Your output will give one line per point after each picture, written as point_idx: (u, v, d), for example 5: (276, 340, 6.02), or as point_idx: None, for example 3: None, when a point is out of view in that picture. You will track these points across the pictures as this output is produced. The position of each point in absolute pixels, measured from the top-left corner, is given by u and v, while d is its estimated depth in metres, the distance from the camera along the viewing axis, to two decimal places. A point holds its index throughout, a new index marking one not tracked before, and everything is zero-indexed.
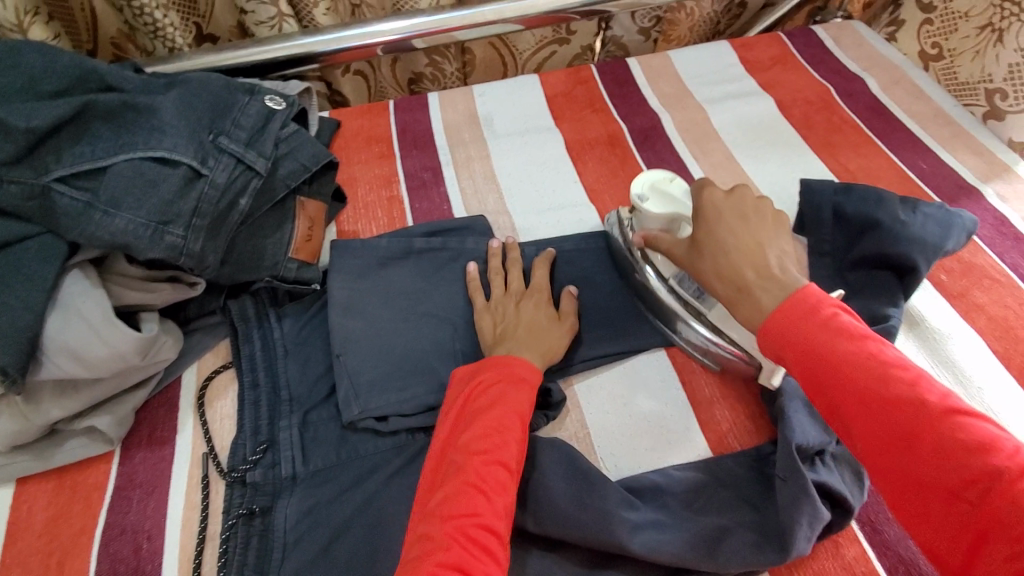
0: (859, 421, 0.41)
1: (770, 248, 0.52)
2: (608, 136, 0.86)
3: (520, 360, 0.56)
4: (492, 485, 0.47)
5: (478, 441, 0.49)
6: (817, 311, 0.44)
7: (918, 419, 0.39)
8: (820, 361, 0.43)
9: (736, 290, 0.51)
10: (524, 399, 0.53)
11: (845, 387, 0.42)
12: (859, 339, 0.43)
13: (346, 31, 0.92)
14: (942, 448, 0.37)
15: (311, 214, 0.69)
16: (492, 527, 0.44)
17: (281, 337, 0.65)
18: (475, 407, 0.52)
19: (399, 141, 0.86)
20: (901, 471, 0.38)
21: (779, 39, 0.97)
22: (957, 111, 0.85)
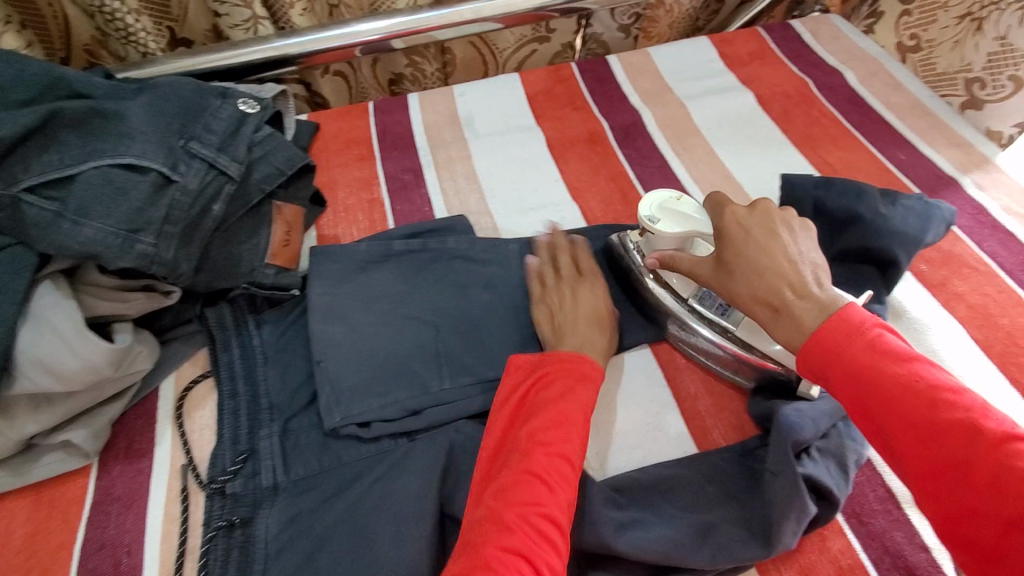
0: (906, 444, 0.40)
1: (805, 265, 0.49)
2: (589, 134, 0.86)
3: (585, 358, 0.56)
4: (555, 475, 0.47)
5: (542, 433, 0.49)
6: (864, 331, 0.44)
7: (969, 445, 0.38)
8: (867, 384, 0.42)
9: (772, 309, 0.48)
10: (588, 395, 0.53)
11: (892, 410, 0.41)
12: (908, 362, 0.42)
13: (323, 33, 0.91)
14: (994, 475, 0.36)
15: (288, 219, 0.68)
16: (556, 518, 0.44)
17: (261, 345, 0.64)
18: (541, 400, 0.53)
19: (379, 143, 0.85)
20: (950, 497, 0.38)
21: (757, 34, 0.97)
22: (935, 102, 0.85)
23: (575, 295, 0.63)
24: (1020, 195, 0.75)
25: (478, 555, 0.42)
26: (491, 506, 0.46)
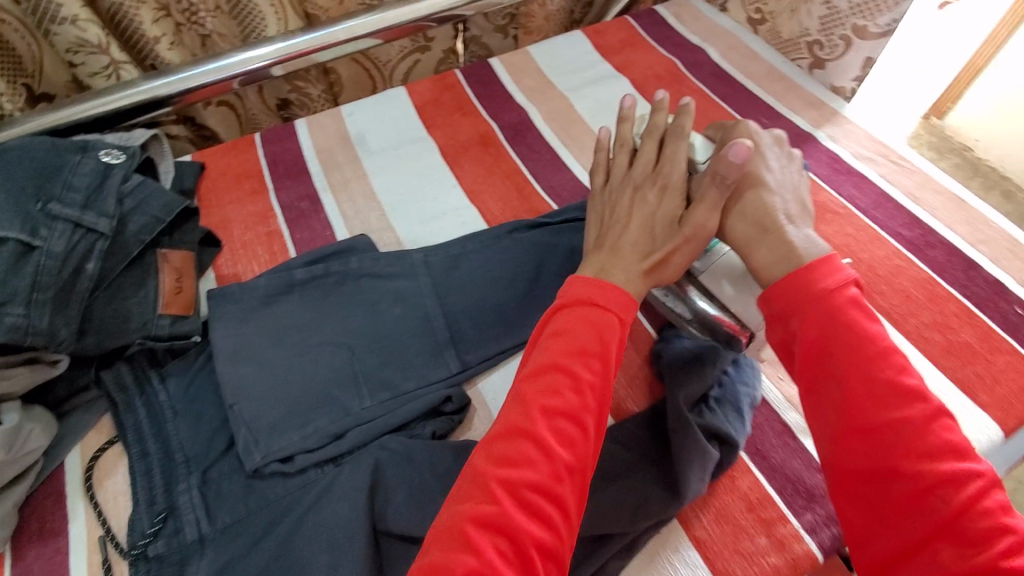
0: (854, 397, 0.42)
1: (791, 197, 0.55)
2: (480, 137, 0.88)
3: (615, 290, 0.51)
4: (557, 439, 0.44)
5: (547, 388, 0.46)
6: (839, 287, 0.46)
7: (913, 412, 0.41)
8: (833, 333, 0.44)
9: (757, 230, 0.53)
10: (606, 341, 0.49)
11: (851, 363, 0.43)
12: (877, 328, 0.44)
13: (195, 69, 0.88)
14: (925, 444, 0.39)
15: (177, 265, 0.67)
16: (548, 489, 0.42)
17: (168, 399, 0.62)
18: (552, 343, 0.49)
19: (270, 174, 0.84)
20: (882, 452, 0.40)
21: (626, 23, 1.03)
22: (787, 67, 0.93)
23: (632, 204, 0.58)
24: (866, 140, 0.83)
25: (455, 524, 0.41)
26: (476, 469, 0.44)
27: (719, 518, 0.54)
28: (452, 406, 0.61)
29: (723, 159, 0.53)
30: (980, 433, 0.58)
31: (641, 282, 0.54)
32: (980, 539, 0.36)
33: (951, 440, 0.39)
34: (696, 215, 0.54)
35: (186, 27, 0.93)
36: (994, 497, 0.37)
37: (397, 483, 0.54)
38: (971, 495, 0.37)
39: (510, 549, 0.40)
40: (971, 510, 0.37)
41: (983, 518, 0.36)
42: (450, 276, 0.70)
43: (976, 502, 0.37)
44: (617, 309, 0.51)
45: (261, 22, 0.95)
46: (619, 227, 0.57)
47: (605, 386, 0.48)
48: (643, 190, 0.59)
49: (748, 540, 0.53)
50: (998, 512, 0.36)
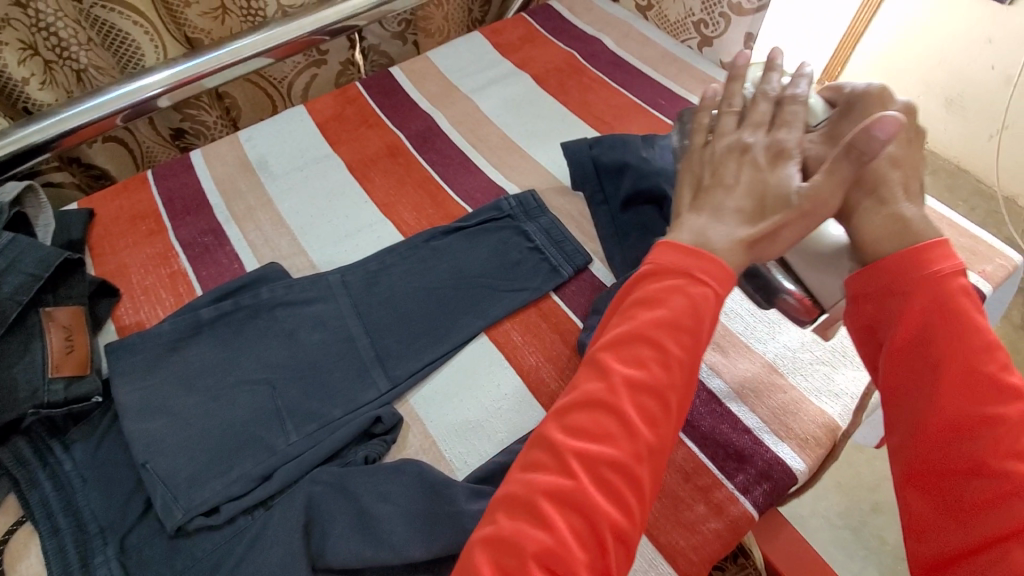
0: (950, 383, 0.41)
1: (914, 176, 0.52)
2: (387, 148, 0.86)
3: (711, 258, 0.46)
4: (642, 417, 0.42)
5: (634, 359, 0.43)
6: (948, 276, 0.45)
7: (1009, 410, 0.40)
8: (935, 320, 0.43)
9: (875, 204, 0.50)
10: (701, 312, 0.44)
11: (947, 349, 0.42)
12: (984, 325, 0.43)
13: (72, 108, 0.81)
14: (1017, 445, 0.38)
15: (66, 323, 0.62)
16: (629, 470, 0.40)
17: (75, 467, 0.57)
18: (641, 310, 0.45)
19: (167, 211, 0.79)
20: (964, 441, 0.40)
21: (522, 20, 1.03)
22: (678, 49, 0.97)
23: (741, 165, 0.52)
24: None
25: (527, 495, 0.40)
26: (551, 440, 0.42)
27: (658, 494, 0.55)
28: (384, 426, 0.59)
29: (864, 131, 0.46)
30: None
31: (748, 251, 0.49)
32: None
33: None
34: (818, 187, 0.48)
35: (58, 64, 0.85)
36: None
37: (334, 516, 0.52)
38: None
39: (581, 527, 0.39)
40: None
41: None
42: (370, 293, 0.68)
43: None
44: (711, 274, 0.46)
45: (138, 52, 0.90)
46: (724, 189, 0.51)
47: (693, 363, 0.44)
48: (752, 151, 0.53)
49: (687, 510, 0.54)
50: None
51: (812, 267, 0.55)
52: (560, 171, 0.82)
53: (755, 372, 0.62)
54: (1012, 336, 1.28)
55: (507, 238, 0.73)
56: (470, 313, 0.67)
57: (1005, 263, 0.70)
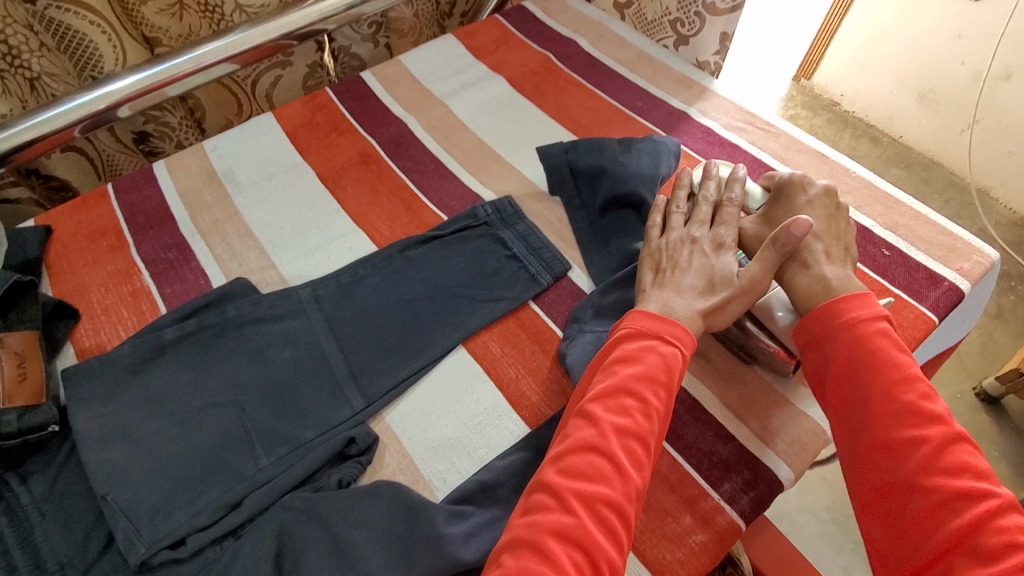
0: (877, 414, 0.47)
1: (838, 242, 0.59)
2: (360, 155, 0.84)
3: (677, 324, 0.54)
4: (628, 459, 0.47)
5: (618, 410, 0.49)
6: (866, 320, 0.51)
7: (930, 432, 0.45)
8: (858, 358, 0.50)
9: (801, 265, 0.57)
10: (671, 369, 0.51)
11: (872, 385, 0.48)
12: (905, 358, 0.49)
13: (24, 121, 0.77)
14: (941, 463, 0.44)
15: (18, 349, 0.59)
16: (621, 507, 0.45)
17: (31, 500, 0.54)
18: (620, 369, 0.51)
19: (129, 226, 0.76)
20: (897, 465, 0.45)
21: (496, 22, 1.02)
22: (654, 49, 0.96)
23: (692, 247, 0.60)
24: (734, 111, 0.87)
25: (531, 534, 0.43)
26: (546, 481, 0.46)
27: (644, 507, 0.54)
28: (359, 446, 0.57)
29: (784, 230, 0.55)
30: None
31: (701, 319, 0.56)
32: (993, 552, 0.39)
33: (967, 463, 0.43)
34: (754, 272, 0.56)
35: (10, 73, 0.82)
36: (1009, 518, 0.40)
37: (308, 544, 0.50)
38: (983, 512, 0.41)
39: (583, 561, 0.42)
40: (985, 526, 0.40)
41: (995, 534, 0.40)
42: (344, 307, 0.66)
43: (988, 518, 0.40)
44: (676, 338, 0.53)
45: (95, 57, 0.86)
46: (677, 272, 0.58)
47: (668, 413, 0.50)
48: (699, 242, 0.60)
49: (673, 523, 0.53)
50: (1013, 531, 0.40)
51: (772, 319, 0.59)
52: (538, 175, 0.80)
53: (736, 380, 0.61)
54: (990, 328, 1.30)
55: (483, 246, 0.71)
56: (444, 322, 0.65)
57: (983, 259, 0.70)
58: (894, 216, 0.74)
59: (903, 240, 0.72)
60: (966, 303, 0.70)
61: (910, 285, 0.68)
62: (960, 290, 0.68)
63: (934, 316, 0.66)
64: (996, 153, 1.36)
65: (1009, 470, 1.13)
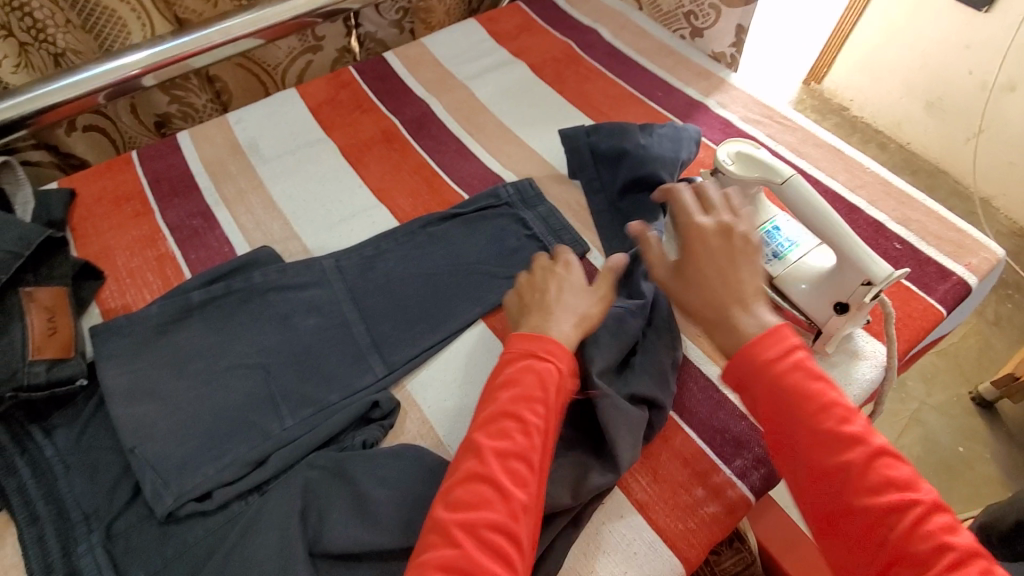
0: (804, 444, 0.45)
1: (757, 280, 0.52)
2: (383, 133, 0.85)
3: (549, 339, 0.52)
4: (511, 480, 0.45)
5: (498, 434, 0.47)
6: (775, 350, 0.47)
7: (856, 453, 0.43)
8: (775, 389, 0.46)
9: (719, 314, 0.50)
10: (548, 384, 0.50)
11: (796, 416, 0.46)
12: (819, 379, 0.46)
13: (48, 85, 0.77)
14: (868, 482, 0.43)
15: (47, 304, 0.60)
16: (506, 529, 0.43)
17: (56, 453, 0.55)
18: (500, 392, 0.50)
19: (154, 193, 0.77)
20: (834, 493, 0.44)
21: (519, 8, 1.03)
22: (673, 41, 0.97)
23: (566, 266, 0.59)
24: (752, 104, 0.88)
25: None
26: (433, 522, 0.45)
27: (657, 478, 0.55)
28: (383, 410, 0.58)
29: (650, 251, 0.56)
30: (875, 357, 0.63)
31: (577, 332, 0.54)
32: (925, 564, 0.40)
33: (892, 475, 0.43)
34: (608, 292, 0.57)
35: (34, 46, 0.82)
36: (934, 519, 0.41)
37: (331, 501, 0.51)
38: (912, 523, 0.41)
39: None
40: (916, 540, 0.40)
41: (924, 541, 0.40)
42: (365, 278, 0.67)
43: (918, 528, 0.40)
44: (553, 353, 0.52)
45: (123, 31, 0.86)
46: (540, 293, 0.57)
47: (552, 427, 0.49)
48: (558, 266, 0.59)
49: (686, 494, 0.54)
50: (939, 534, 0.40)
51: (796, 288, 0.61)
52: (557, 159, 0.81)
53: None
54: (986, 333, 1.33)
55: (504, 226, 0.72)
56: (462, 297, 0.67)
57: (990, 256, 0.72)
58: (906, 211, 0.76)
59: (914, 234, 0.73)
60: (972, 298, 0.72)
61: (920, 278, 0.70)
62: (968, 284, 0.69)
63: (942, 308, 0.67)
64: (998, 163, 1.38)
65: (1000, 473, 1.15)
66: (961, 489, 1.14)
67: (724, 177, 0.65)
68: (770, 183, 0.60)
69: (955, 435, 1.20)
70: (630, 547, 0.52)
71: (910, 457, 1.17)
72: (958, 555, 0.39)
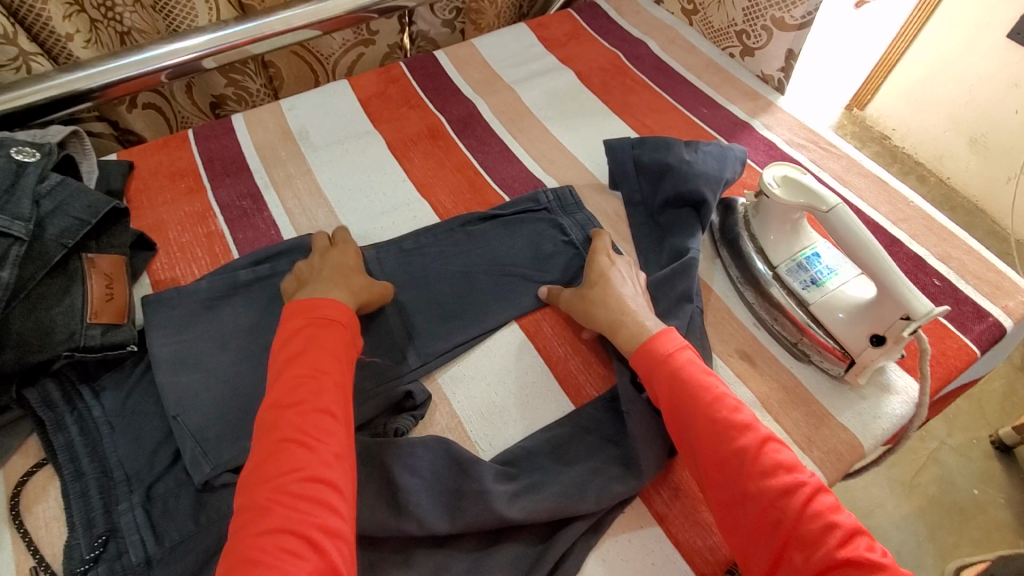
0: (703, 435, 0.51)
1: (637, 292, 0.63)
2: (428, 130, 0.87)
3: (332, 304, 0.56)
4: (315, 434, 0.48)
5: (297, 395, 0.49)
6: (675, 352, 0.55)
7: (748, 441, 0.49)
8: (678, 386, 0.53)
9: (615, 319, 0.60)
10: (338, 344, 0.54)
11: (695, 409, 0.51)
12: (711, 378, 0.54)
13: (118, 61, 0.79)
14: (761, 466, 0.48)
15: (107, 271, 0.63)
16: (321, 480, 0.46)
17: (103, 414, 0.58)
18: (293, 358, 0.52)
19: (207, 171, 0.79)
20: (733, 479, 0.48)
21: (569, 16, 1.04)
22: (721, 59, 0.97)
23: (342, 249, 0.65)
24: (798, 128, 0.88)
25: (245, 550, 0.42)
26: (249, 496, 0.45)
27: (678, 493, 0.56)
28: (416, 401, 0.60)
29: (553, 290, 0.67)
30: (906, 392, 0.63)
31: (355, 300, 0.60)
32: (817, 537, 0.44)
33: (780, 460, 0.48)
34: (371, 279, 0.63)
35: (103, 24, 0.86)
36: (820, 499, 0.46)
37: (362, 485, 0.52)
38: (802, 502, 0.45)
39: (298, 545, 0.42)
40: (806, 516, 0.45)
41: (815, 518, 0.45)
42: (404, 271, 0.69)
43: (807, 508, 0.45)
44: (336, 315, 0.56)
45: (191, 13, 0.88)
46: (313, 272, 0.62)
47: (344, 378, 0.52)
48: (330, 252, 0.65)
49: (706, 511, 0.55)
50: (825, 513, 0.45)
51: (832, 317, 0.62)
52: (599, 169, 0.82)
53: (777, 385, 0.63)
54: (1012, 377, 1.30)
55: (541, 231, 0.73)
56: (488, 294, 0.68)
57: None
58: (947, 248, 0.75)
59: (953, 272, 0.73)
60: (1006, 342, 0.71)
61: (956, 317, 0.69)
62: (1003, 327, 0.68)
63: (976, 348, 0.67)
64: None
65: (1016, 521, 1.12)
66: (972, 532, 1.11)
67: (769, 199, 0.65)
68: (815, 210, 0.60)
69: (971, 477, 1.17)
70: (648, 557, 0.53)
71: (923, 496, 1.15)
72: (843, 531, 0.44)
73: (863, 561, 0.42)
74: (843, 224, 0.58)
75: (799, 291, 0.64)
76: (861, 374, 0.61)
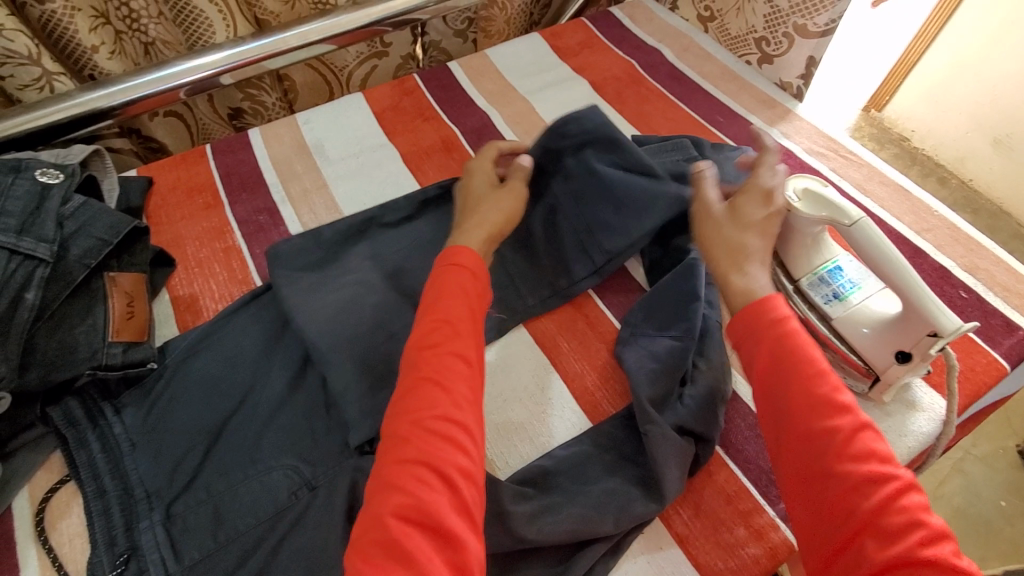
0: (796, 407, 0.46)
1: (767, 241, 0.57)
2: (442, 142, 0.87)
3: (466, 250, 0.54)
4: (448, 375, 0.46)
5: (432, 339, 0.48)
6: (787, 316, 0.49)
7: (844, 423, 0.44)
8: (779, 350, 0.48)
9: (731, 265, 0.54)
10: (470, 290, 0.51)
11: (793, 378, 0.47)
12: (816, 348, 0.48)
13: (141, 78, 0.81)
14: (853, 451, 0.43)
15: (128, 289, 0.64)
16: (454, 420, 0.44)
17: (124, 431, 0.58)
18: (433, 301, 0.51)
19: (224, 186, 0.80)
20: (817, 455, 0.44)
21: (583, 25, 1.03)
22: (737, 65, 0.96)
23: (480, 173, 0.67)
24: (816, 136, 0.86)
25: (387, 476, 0.43)
26: (393, 425, 0.45)
27: (697, 513, 0.55)
28: None
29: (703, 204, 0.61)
30: (933, 409, 0.61)
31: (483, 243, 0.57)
32: (897, 533, 0.40)
33: (875, 449, 0.43)
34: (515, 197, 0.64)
35: (128, 35, 0.87)
36: (909, 496, 0.41)
37: None
38: (887, 495, 0.41)
39: (432, 480, 0.42)
40: (889, 508, 0.41)
41: (899, 513, 0.40)
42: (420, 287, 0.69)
43: (892, 501, 0.41)
44: (468, 263, 0.53)
45: (208, 30, 0.89)
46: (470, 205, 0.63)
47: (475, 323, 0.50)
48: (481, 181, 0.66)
49: (726, 532, 0.54)
50: (913, 510, 0.40)
51: (855, 332, 0.61)
52: None
53: None
54: None
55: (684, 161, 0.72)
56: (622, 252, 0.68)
57: None
58: (974, 259, 0.73)
59: (981, 284, 0.71)
60: None
61: (985, 330, 0.67)
62: None
63: (1006, 363, 0.65)
64: None
65: None
66: (1000, 546, 1.08)
67: (790, 215, 0.61)
68: (837, 224, 0.58)
69: (997, 488, 1.14)
70: None
71: (948, 508, 1.12)
72: (929, 532, 0.39)
73: (945, 566, 0.38)
74: (868, 240, 0.56)
75: (822, 305, 0.63)
76: (886, 392, 0.60)
